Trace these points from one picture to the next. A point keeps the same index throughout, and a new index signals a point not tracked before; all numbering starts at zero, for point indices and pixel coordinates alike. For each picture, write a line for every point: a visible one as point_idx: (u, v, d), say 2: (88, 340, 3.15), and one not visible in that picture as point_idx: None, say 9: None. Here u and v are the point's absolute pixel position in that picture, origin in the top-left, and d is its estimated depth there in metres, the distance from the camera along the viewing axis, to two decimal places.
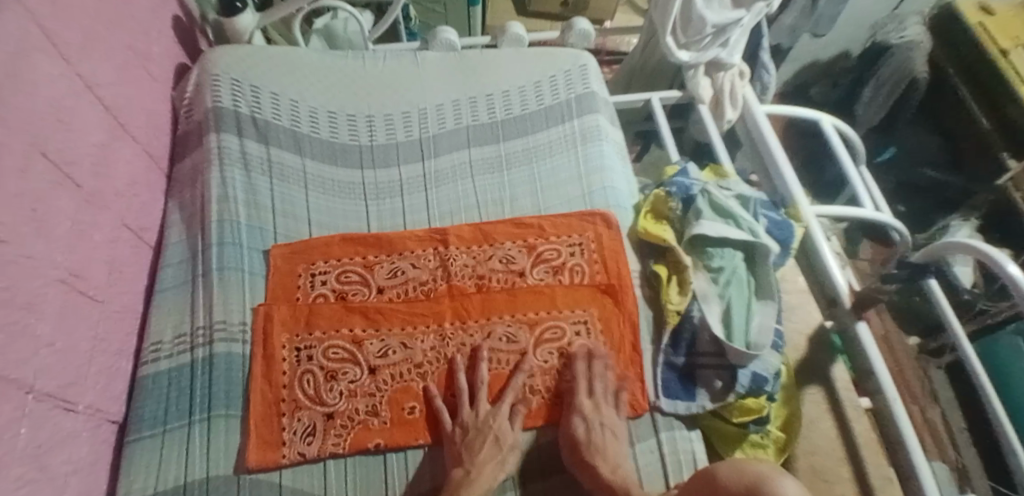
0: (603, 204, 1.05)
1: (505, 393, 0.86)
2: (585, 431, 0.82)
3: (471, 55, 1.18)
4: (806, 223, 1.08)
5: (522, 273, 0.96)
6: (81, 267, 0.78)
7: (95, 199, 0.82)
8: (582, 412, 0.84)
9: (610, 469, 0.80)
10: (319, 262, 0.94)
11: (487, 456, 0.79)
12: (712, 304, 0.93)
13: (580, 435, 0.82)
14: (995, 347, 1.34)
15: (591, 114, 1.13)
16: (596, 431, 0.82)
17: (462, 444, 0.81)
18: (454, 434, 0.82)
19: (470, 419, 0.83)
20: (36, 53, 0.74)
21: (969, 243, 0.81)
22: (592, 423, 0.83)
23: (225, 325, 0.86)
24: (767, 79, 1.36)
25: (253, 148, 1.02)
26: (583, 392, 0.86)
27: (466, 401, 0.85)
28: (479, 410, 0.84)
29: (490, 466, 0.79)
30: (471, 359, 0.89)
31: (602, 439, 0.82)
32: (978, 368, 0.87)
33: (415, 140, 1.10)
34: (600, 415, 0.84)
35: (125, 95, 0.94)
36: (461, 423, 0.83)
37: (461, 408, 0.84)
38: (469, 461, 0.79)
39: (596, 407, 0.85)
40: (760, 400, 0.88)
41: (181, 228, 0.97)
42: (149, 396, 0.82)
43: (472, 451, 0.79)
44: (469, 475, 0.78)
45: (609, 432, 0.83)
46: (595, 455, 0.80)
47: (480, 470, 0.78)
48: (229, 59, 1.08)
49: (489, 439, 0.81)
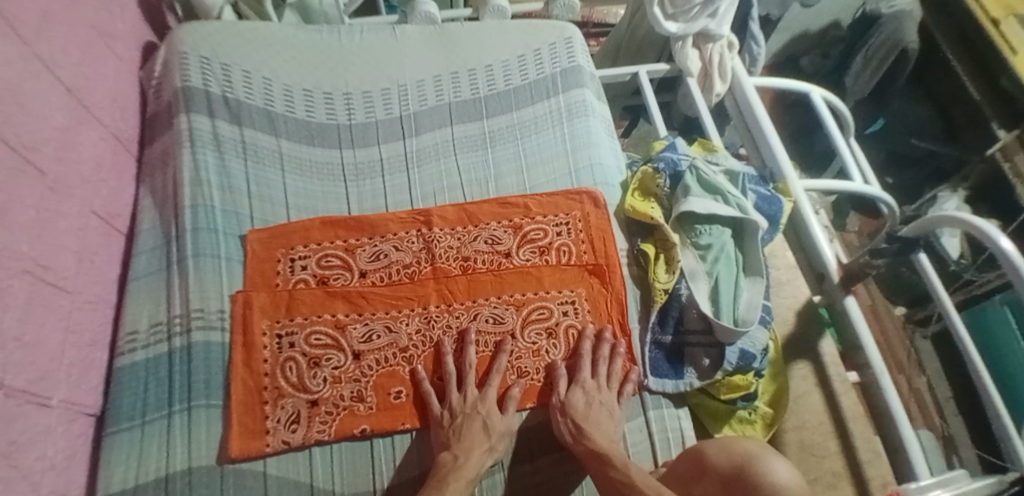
0: (589, 182, 1.03)
1: (493, 378, 0.84)
2: (582, 402, 0.82)
3: (452, 29, 1.14)
4: (795, 197, 1.07)
5: (508, 253, 0.95)
6: (48, 256, 0.75)
7: (60, 186, 0.79)
8: (583, 385, 0.84)
9: (607, 442, 0.78)
10: (298, 246, 0.92)
11: (475, 441, 0.78)
12: (700, 282, 0.92)
13: (578, 406, 0.82)
14: (982, 317, 1.37)
15: (577, 89, 1.10)
16: (595, 408, 0.82)
17: (449, 429, 0.80)
18: (442, 418, 0.81)
19: (458, 404, 0.82)
20: None
21: (959, 216, 0.79)
22: (591, 395, 0.83)
23: (202, 313, 0.84)
24: (756, 50, 1.32)
25: (226, 129, 0.98)
26: (587, 371, 0.85)
27: (455, 387, 0.83)
28: (467, 394, 0.83)
29: (478, 453, 0.78)
30: (458, 343, 0.87)
31: (599, 416, 0.81)
32: (966, 338, 0.86)
33: (395, 117, 1.07)
34: (599, 394, 0.84)
35: (90, 76, 0.89)
36: (450, 408, 0.82)
37: (450, 394, 0.83)
38: (459, 447, 0.78)
39: (597, 386, 0.84)
40: (748, 377, 0.88)
41: (154, 213, 0.93)
42: (125, 387, 0.80)
43: (460, 438, 0.78)
44: (457, 461, 0.76)
45: (606, 411, 0.83)
46: (590, 427, 0.80)
47: (468, 456, 0.77)
48: (199, 35, 1.03)
49: (477, 425, 0.80)
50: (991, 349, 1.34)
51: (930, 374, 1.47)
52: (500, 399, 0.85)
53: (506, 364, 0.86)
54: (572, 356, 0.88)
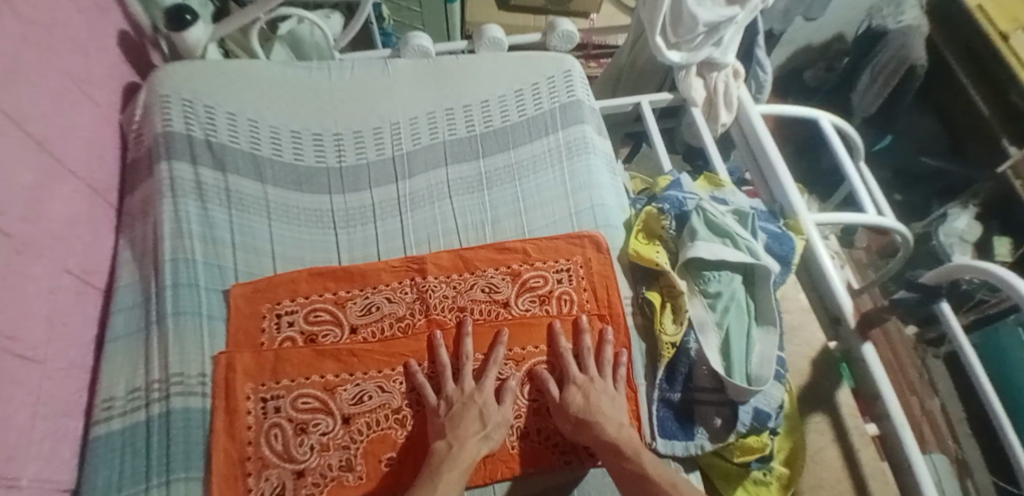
0: (590, 224, 0.98)
1: (489, 371, 0.83)
2: (579, 398, 0.80)
3: (446, 62, 1.10)
4: (807, 235, 1.02)
5: (506, 303, 0.90)
6: (16, 326, 0.70)
7: (29, 249, 0.74)
8: (575, 381, 0.82)
9: (615, 428, 0.78)
10: (285, 301, 0.87)
11: (470, 429, 0.77)
12: (710, 335, 0.85)
13: (575, 402, 0.80)
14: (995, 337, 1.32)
15: (577, 125, 1.05)
16: (593, 398, 0.80)
17: (445, 418, 0.78)
18: (438, 408, 0.80)
19: (455, 394, 0.81)
20: None
21: (975, 264, 0.77)
22: (588, 391, 0.81)
23: (182, 378, 0.79)
24: (763, 76, 1.28)
25: (210, 177, 0.93)
26: (576, 366, 0.84)
27: (451, 379, 0.82)
28: (464, 386, 0.81)
29: (474, 440, 0.76)
30: (455, 339, 0.86)
31: (600, 403, 0.80)
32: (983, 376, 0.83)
33: (387, 158, 1.02)
34: (593, 384, 0.82)
35: (64, 127, 0.84)
36: (446, 398, 0.81)
37: (446, 384, 0.82)
38: (452, 435, 0.76)
39: (589, 378, 0.83)
40: (763, 438, 0.82)
41: (134, 267, 0.89)
42: (100, 460, 0.75)
43: (455, 426, 0.77)
44: (451, 449, 0.75)
45: (605, 397, 0.81)
46: (595, 416, 0.79)
47: (461, 445, 0.75)
48: (179, 77, 0.99)
49: (474, 413, 0.78)
50: (1002, 368, 1.29)
51: (944, 395, 1.41)
52: (497, 393, 0.84)
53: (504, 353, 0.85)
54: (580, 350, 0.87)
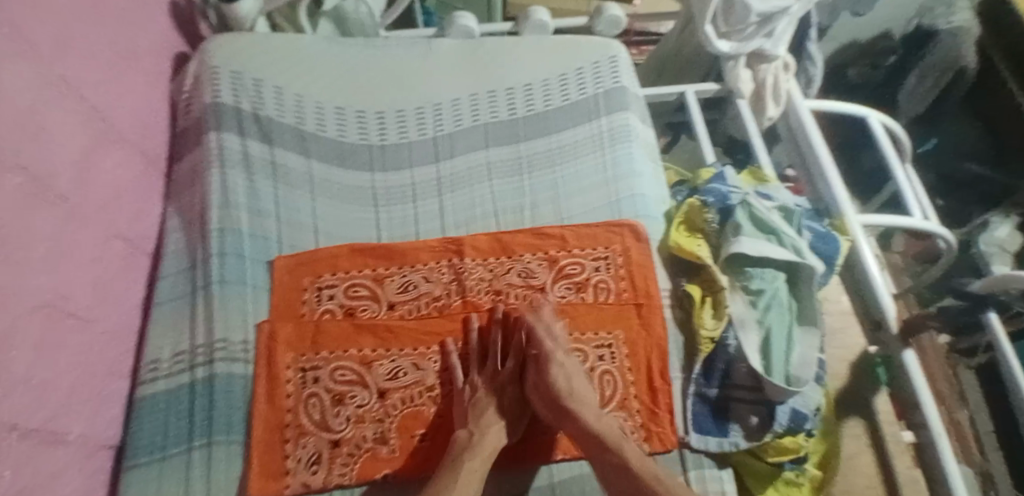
0: (631, 214, 0.96)
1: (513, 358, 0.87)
2: (563, 380, 0.80)
3: (491, 44, 1.09)
4: (852, 236, 0.99)
5: (542, 289, 0.90)
6: (67, 286, 0.72)
7: (81, 211, 0.75)
8: (557, 362, 0.81)
9: (594, 417, 0.77)
10: (325, 275, 0.88)
11: (492, 418, 0.78)
12: (750, 332, 0.83)
13: (561, 385, 0.80)
14: None
15: (621, 112, 1.03)
16: (572, 381, 0.80)
17: (470, 404, 0.80)
18: (462, 393, 0.82)
19: (481, 381, 0.83)
20: (6, 54, 0.66)
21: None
22: (569, 371, 0.81)
23: (225, 344, 0.81)
24: (813, 71, 1.24)
25: (257, 149, 0.94)
26: (549, 342, 0.83)
27: (478, 364, 0.85)
28: (490, 374, 0.84)
29: (494, 429, 0.78)
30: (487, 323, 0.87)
31: (577, 387, 0.80)
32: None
33: (429, 138, 1.02)
34: (569, 364, 0.82)
35: (117, 93, 0.86)
36: (471, 384, 0.83)
37: (473, 370, 0.84)
38: (475, 424, 0.78)
39: (566, 358, 0.83)
40: (799, 439, 0.81)
41: (181, 235, 0.90)
42: (145, 419, 0.78)
43: (478, 415, 0.78)
44: (473, 438, 0.76)
45: (581, 381, 0.81)
46: (577, 403, 0.78)
47: (483, 434, 0.76)
48: (229, 48, 1.00)
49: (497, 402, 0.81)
50: None
51: (974, 405, 1.33)
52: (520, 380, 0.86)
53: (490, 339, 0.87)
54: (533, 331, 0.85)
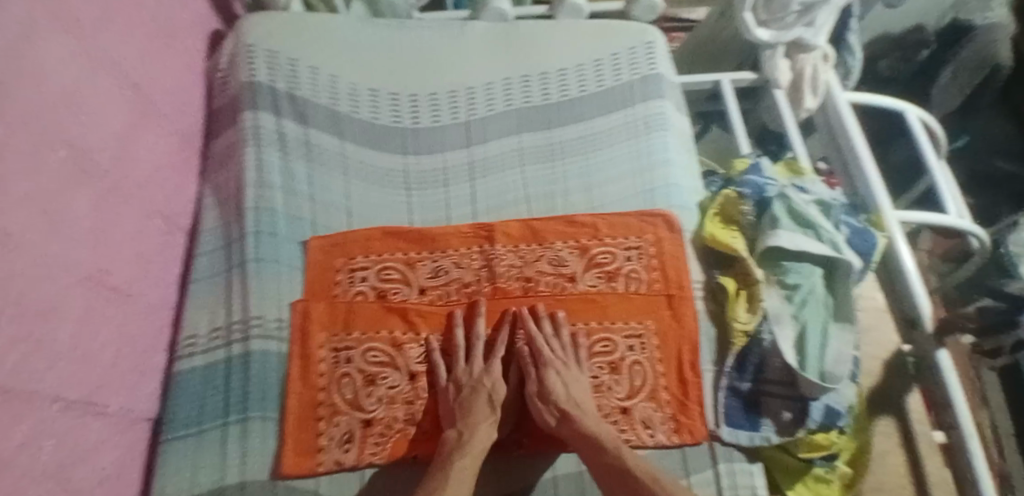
0: (664, 203, 0.95)
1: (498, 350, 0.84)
2: (559, 386, 0.80)
3: (525, 27, 1.07)
4: (888, 232, 0.97)
5: (573, 277, 0.89)
6: (109, 260, 0.73)
7: (123, 186, 0.76)
8: (555, 368, 0.81)
9: (594, 421, 0.77)
10: (359, 257, 0.88)
11: (480, 416, 0.77)
12: (785, 327, 0.82)
13: (557, 390, 0.79)
14: None
15: (656, 99, 1.02)
16: (571, 388, 0.80)
17: (456, 403, 0.79)
18: (448, 391, 0.80)
19: (465, 376, 0.81)
20: (50, 27, 0.66)
21: None
22: (566, 378, 0.81)
23: (261, 322, 0.81)
24: (852, 63, 1.21)
25: (291, 129, 0.94)
26: (550, 349, 0.82)
27: (462, 358, 0.82)
28: (473, 368, 0.82)
29: (484, 426, 0.77)
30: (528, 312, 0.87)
31: (575, 393, 0.80)
32: None
33: (462, 122, 1.01)
34: (567, 370, 0.82)
35: (156, 70, 0.86)
36: (455, 380, 0.81)
37: (457, 365, 0.82)
38: (463, 424, 0.76)
39: (565, 364, 0.82)
40: (831, 436, 0.80)
41: (216, 213, 0.91)
42: (182, 394, 0.79)
43: (465, 414, 0.77)
44: (462, 438, 0.75)
45: (580, 387, 0.81)
46: (575, 409, 0.78)
47: (472, 433, 0.76)
48: (266, 28, 1.00)
49: (483, 398, 0.79)
50: None
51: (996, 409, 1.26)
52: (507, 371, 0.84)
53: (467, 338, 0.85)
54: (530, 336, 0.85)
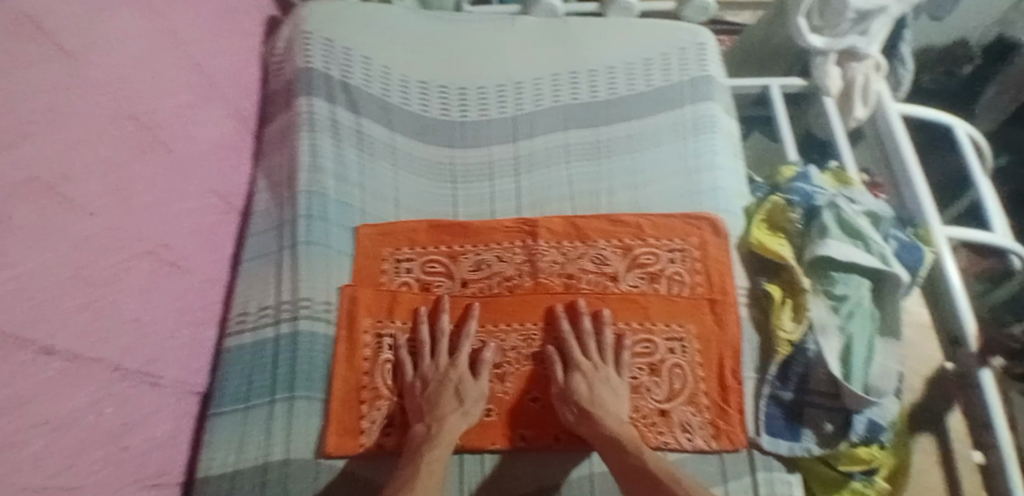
0: (710, 207, 0.94)
1: (464, 343, 0.83)
2: (584, 387, 0.79)
3: (576, 24, 1.07)
4: (936, 247, 0.95)
5: (615, 277, 0.89)
6: (170, 235, 0.74)
7: (185, 164, 0.78)
8: (580, 369, 0.80)
9: (615, 422, 0.77)
10: (404, 248, 0.89)
11: (447, 409, 0.77)
12: (832, 338, 0.81)
13: (580, 390, 0.79)
14: None
15: (705, 102, 1.01)
16: (597, 388, 0.79)
17: (422, 398, 0.79)
18: (414, 387, 0.80)
19: (431, 371, 0.81)
20: (111, 6, 0.68)
21: None
22: (593, 380, 0.79)
23: (309, 303, 0.83)
24: (903, 73, 1.19)
25: (344, 116, 0.95)
26: (580, 352, 0.82)
27: (428, 354, 0.82)
28: (439, 362, 0.81)
29: (452, 418, 0.77)
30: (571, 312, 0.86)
31: (602, 395, 0.79)
32: None
33: (509, 117, 1.01)
34: (598, 373, 0.80)
35: (218, 52, 0.88)
36: (422, 376, 0.81)
37: (423, 360, 0.82)
38: (431, 417, 0.77)
39: (594, 367, 0.81)
40: (872, 450, 0.79)
41: (269, 195, 0.93)
42: (232, 369, 0.81)
43: (433, 407, 0.78)
44: (430, 431, 0.76)
45: (608, 389, 0.80)
46: (597, 409, 0.77)
47: (440, 425, 0.76)
48: (323, 15, 1.02)
49: (450, 391, 0.78)
50: None
51: None
52: (473, 366, 0.83)
53: (433, 334, 0.84)
54: (559, 334, 0.85)
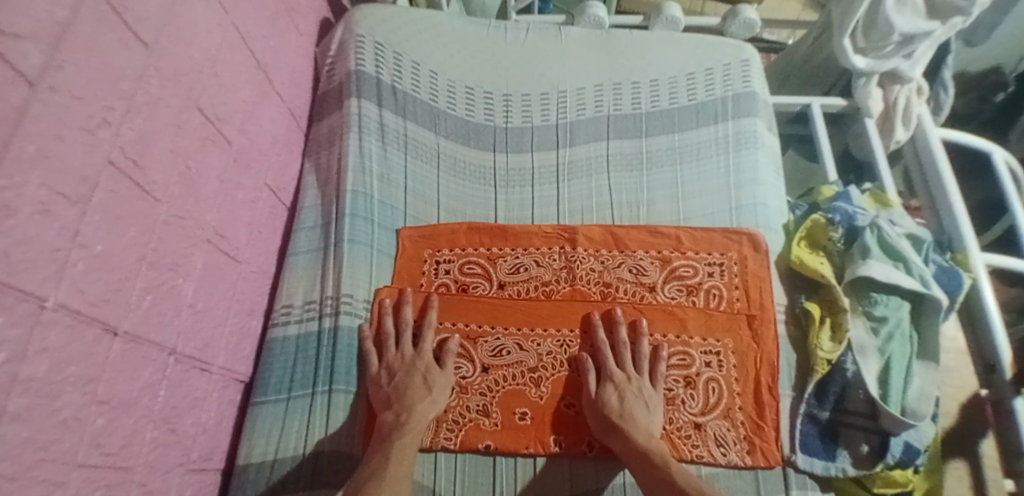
0: (750, 223, 0.94)
1: (425, 335, 0.83)
2: (615, 400, 0.79)
3: (620, 36, 1.08)
4: (974, 273, 0.95)
5: (652, 288, 0.89)
6: (225, 226, 0.76)
7: (242, 157, 0.80)
8: (613, 381, 0.81)
9: (645, 438, 0.76)
10: (445, 250, 0.91)
11: (415, 396, 0.77)
12: (870, 359, 0.82)
13: (611, 403, 0.79)
14: None
15: (748, 117, 1.01)
16: (631, 402, 0.79)
17: (389, 388, 0.78)
18: (380, 377, 0.80)
19: (396, 362, 0.81)
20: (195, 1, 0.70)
21: None
22: (625, 392, 0.79)
23: (350, 300, 0.85)
24: (944, 98, 1.17)
25: (391, 119, 0.97)
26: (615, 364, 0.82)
27: (393, 345, 0.82)
28: (405, 352, 0.81)
29: (421, 406, 0.77)
30: (608, 323, 0.86)
31: (634, 409, 0.78)
32: None
33: (551, 125, 1.03)
34: (632, 385, 0.80)
35: (276, 50, 0.90)
36: (386, 366, 0.81)
37: (388, 351, 0.82)
38: (400, 405, 0.76)
39: (628, 379, 0.81)
40: (908, 473, 0.79)
41: (316, 191, 0.94)
42: (275, 360, 0.82)
43: (402, 395, 0.77)
44: (399, 419, 0.75)
45: (641, 403, 0.79)
46: (626, 422, 0.77)
47: (410, 413, 0.76)
48: (375, 18, 1.04)
49: (418, 379, 0.79)
50: None
51: None
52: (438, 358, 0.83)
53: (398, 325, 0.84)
54: (595, 344, 0.85)
